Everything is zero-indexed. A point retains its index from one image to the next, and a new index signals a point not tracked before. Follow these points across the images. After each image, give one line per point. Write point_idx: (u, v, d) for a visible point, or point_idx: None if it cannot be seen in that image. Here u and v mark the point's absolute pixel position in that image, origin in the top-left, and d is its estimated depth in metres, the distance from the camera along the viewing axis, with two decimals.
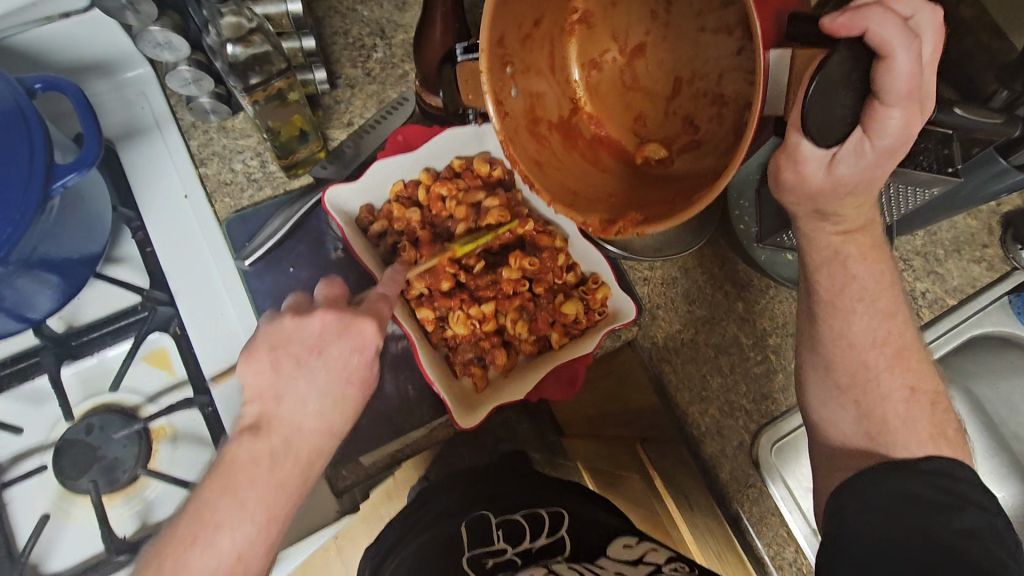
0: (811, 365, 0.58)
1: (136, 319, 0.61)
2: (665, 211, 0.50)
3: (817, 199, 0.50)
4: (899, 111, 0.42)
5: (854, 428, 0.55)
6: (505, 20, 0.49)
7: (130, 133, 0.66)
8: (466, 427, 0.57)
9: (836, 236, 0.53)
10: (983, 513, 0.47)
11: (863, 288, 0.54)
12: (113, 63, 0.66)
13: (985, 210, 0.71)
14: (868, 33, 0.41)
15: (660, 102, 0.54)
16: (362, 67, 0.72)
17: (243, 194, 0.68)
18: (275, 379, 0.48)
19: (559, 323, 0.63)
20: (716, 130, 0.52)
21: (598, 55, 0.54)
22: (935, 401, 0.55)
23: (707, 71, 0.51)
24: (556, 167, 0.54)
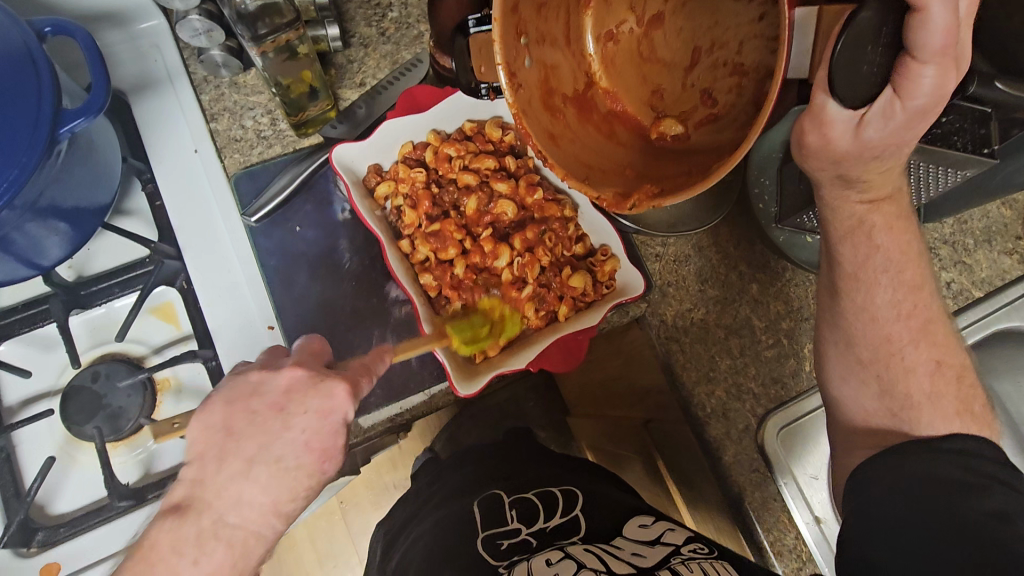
0: (832, 341, 0.56)
1: (143, 272, 0.61)
2: (685, 182, 0.45)
3: (841, 164, 0.47)
4: (933, 69, 0.39)
5: (874, 402, 0.54)
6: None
7: (143, 85, 0.66)
8: (465, 393, 0.55)
9: (861, 206, 0.51)
10: (1010, 490, 0.46)
11: (888, 257, 0.52)
12: (127, 12, 0.65)
13: (1022, 202, 0.75)
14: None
15: (677, 73, 0.50)
16: (377, 26, 0.69)
17: (253, 151, 0.67)
18: (223, 444, 0.44)
19: (566, 294, 0.59)
20: (734, 105, 0.48)
21: (614, 25, 0.50)
22: (961, 375, 0.53)
23: (727, 38, 0.47)
24: (570, 139, 0.49)
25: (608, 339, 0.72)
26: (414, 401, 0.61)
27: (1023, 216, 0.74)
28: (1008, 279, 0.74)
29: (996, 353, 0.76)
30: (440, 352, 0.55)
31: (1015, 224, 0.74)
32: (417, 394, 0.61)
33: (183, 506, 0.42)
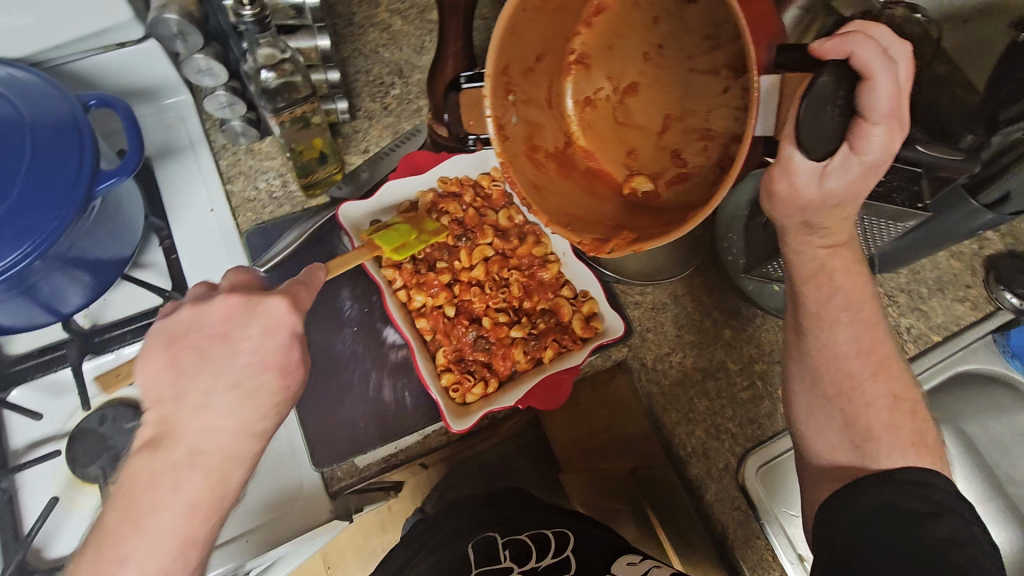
0: (799, 376, 0.59)
1: (157, 319, 0.66)
2: (661, 230, 0.51)
3: (806, 211, 0.52)
4: (882, 129, 0.45)
5: (840, 434, 0.55)
6: (512, 53, 0.52)
7: (167, 151, 0.73)
8: (457, 430, 0.58)
9: (822, 249, 0.55)
10: (960, 518, 0.48)
11: (848, 297, 0.56)
12: (158, 90, 0.73)
13: (969, 254, 0.82)
14: (851, 57, 0.44)
15: (651, 137, 0.56)
16: (381, 101, 0.78)
17: (264, 211, 0.73)
18: (176, 378, 0.46)
19: (549, 338, 0.64)
20: (701, 166, 0.54)
21: (593, 93, 0.57)
22: (915, 410, 0.55)
23: (696, 108, 0.53)
24: (552, 189, 0.57)
25: (594, 388, 0.76)
26: (408, 441, 0.65)
27: (971, 266, 0.81)
28: (961, 324, 0.79)
29: (958, 397, 0.81)
30: (433, 391, 0.59)
31: (963, 274, 0.81)
32: (411, 434, 0.64)
33: (155, 438, 0.45)
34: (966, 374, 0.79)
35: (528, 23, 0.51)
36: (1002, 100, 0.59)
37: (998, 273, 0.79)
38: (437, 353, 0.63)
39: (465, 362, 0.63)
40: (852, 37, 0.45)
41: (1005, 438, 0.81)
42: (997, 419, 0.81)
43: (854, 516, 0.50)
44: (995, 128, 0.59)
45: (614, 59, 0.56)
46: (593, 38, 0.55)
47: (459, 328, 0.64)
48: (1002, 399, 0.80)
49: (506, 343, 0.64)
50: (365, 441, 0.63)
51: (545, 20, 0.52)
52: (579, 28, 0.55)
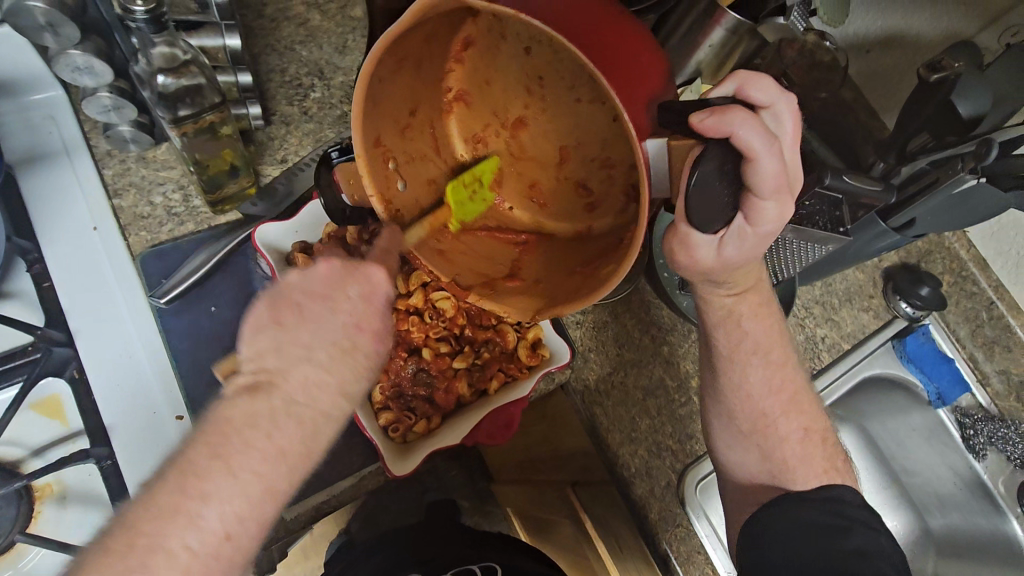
0: (715, 411, 0.60)
1: (26, 362, 0.55)
2: (578, 285, 0.48)
3: (711, 276, 0.52)
4: (771, 202, 0.45)
5: (758, 466, 0.58)
6: (378, 121, 0.48)
7: (32, 158, 0.61)
8: (398, 474, 0.54)
9: (728, 298, 0.55)
10: (870, 531, 0.50)
11: (756, 341, 0.57)
12: (19, 84, 0.61)
13: (871, 266, 0.88)
14: (733, 137, 0.41)
15: (550, 169, 0.54)
16: (299, 106, 0.71)
17: (162, 229, 0.63)
18: (274, 341, 0.35)
19: (495, 367, 0.61)
20: (608, 192, 0.52)
21: (479, 131, 0.54)
22: (825, 438, 0.59)
23: (589, 139, 0.50)
24: (457, 246, 0.54)
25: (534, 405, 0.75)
26: (342, 485, 0.59)
27: (872, 278, 0.87)
28: (868, 331, 0.86)
29: (864, 399, 0.86)
30: (373, 433, 0.54)
31: (867, 285, 0.87)
32: (346, 477, 0.59)
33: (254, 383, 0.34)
34: (871, 378, 0.85)
35: (387, 88, 0.47)
36: (911, 132, 0.64)
37: (895, 284, 0.86)
38: (375, 389, 0.58)
39: (406, 398, 0.59)
40: (731, 112, 0.40)
41: (900, 434, 0.88)
42: (895, 418, 0.88)
43: (785, 533, 0.51)
44: (904, 158, 0.65)
45: (494, 93, 0.52)
46: (467, 73, 0.51)
47: (397, 358, 0.60)
48: (898, 400, 0.87)
49: (448, 374, 0.60)
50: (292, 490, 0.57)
51: (406, 73, 0.48)
52: (449, 66, 0.51)
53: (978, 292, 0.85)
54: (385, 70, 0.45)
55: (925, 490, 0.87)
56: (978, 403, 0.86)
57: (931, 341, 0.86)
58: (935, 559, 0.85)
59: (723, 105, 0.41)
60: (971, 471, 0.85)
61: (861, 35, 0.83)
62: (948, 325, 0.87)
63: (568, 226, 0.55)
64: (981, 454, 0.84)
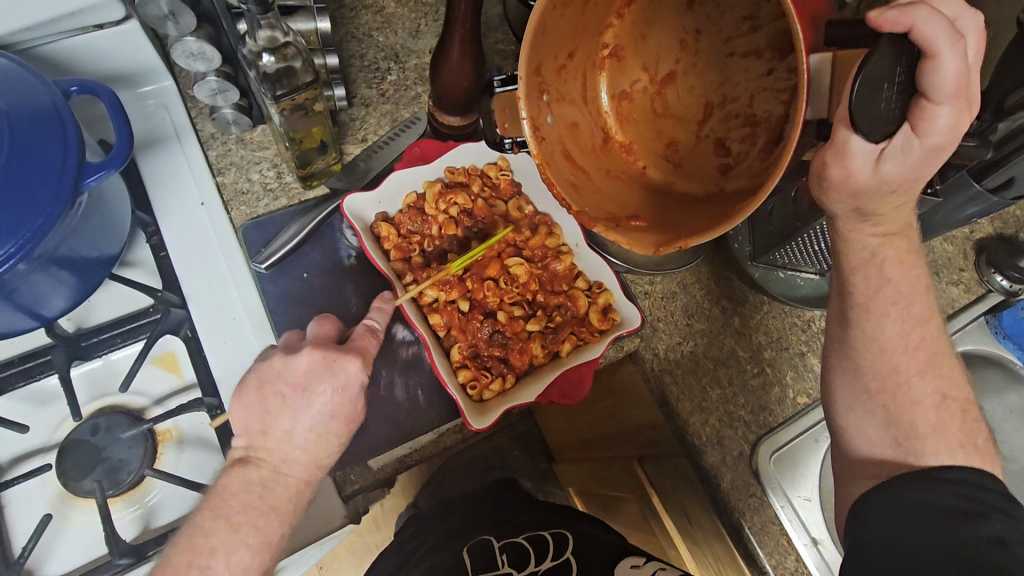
0: (840, 369, 0.58)
1: (148, 321, 0.63)
2: (700, 225, 0.46)
3: (858, 197, 0.49)
4: (947, 110, 0.41)
5: (886, 447, 0.55)
6: (544, 49, 0.46)
7: (149, 142, 0.69)
8: (478, 428, 0.56)
9: (874, 237, 0.52)
10: (1006, 518, 0.47)
11: (897, 290, 0.54)
12: (138, 76, 0.69)
13: (961, 238, 0.84)
14: (913, 31, 0.40)
15: (691, 128, 0.51)
16: (377, 88, 0.75)
17: (259, 203, 0.69)
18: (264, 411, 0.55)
19: (567, 330, 0.62)
20: (748, 152, 0.48)
21: (628, 86, 0.52)
22: (966, 409, 0.55)
23: (738, 93, 0.48)
24: (591, 191, 0.51)
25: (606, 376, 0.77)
26: (422, 439, 0.62)
27: (962, 251, 0.83)
28: (958, 306, 0.81)
29: None
30: (451, 387, 0.57)
31: (956, 257, 0.83)
32: (426, 432, 0.62)
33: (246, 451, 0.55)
34: (962, 355, 0.81)
35: (559, 19, 0.45)
36: None
37: (989, 256, 0.81)
38: (453, 349, 0.61)
39: (481, 358, 0.62)
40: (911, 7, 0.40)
41: (997, 417, 0.83)
42: (991, 399, 0.82)
43: (895, 514, 0.50)
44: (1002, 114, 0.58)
45: (648, 48, 0.50)
46: (627, 29, 0.50)
47: (473, 320, 0.63)
48: (992, 379, 0.82)
49: (522, 337, 0.62)
50: (376, 444, 0.61)
51: (575, 13, 0.46)
52: (610, 20, 0.50)
53: None
54: None
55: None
56: None
57: None
58: None
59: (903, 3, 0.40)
60: None
61: None
62: None
63: (695, 185, 0.52)
64: None
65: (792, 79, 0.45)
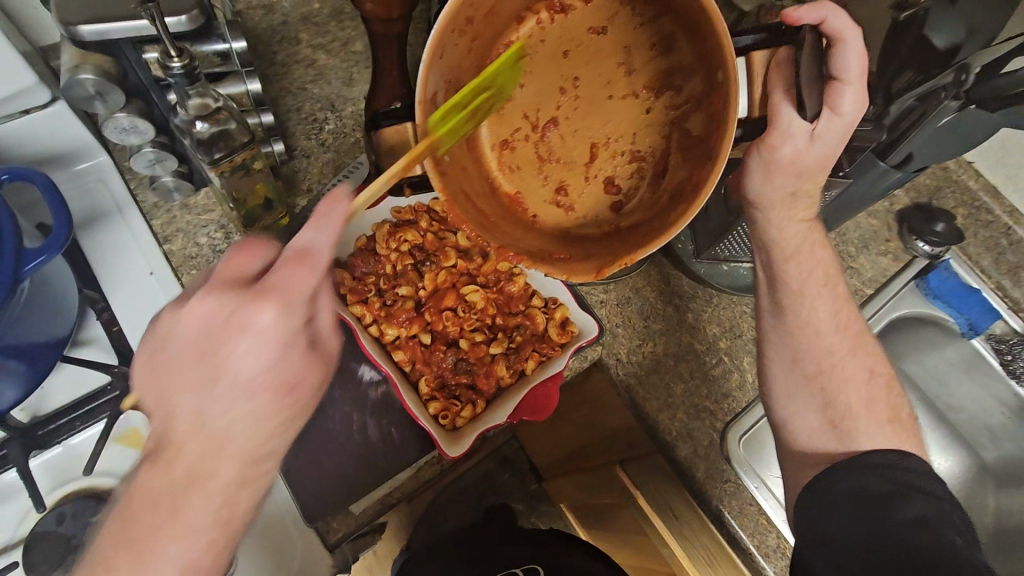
0: (778, 357, 0.61)
1: (107, 398, 0.61)
2: (626, 246, 0.49)
3: (798, 176, 0.53)
4: (855, 87, 0.48)
5: (820, 430, 0.59)
6: (439, 75, 0.46)
7: (91, 220, 0.68)
8: (454, 456, 0.58)
9: (803, 223, 0.58)
10: (929, 498, 0.51)
11: (825, 272, 0.60)
12: (72, 155, 0.68)
13: (883, 211, 0.89)
14: (824, 23, 0.46)
15: (577, 170, 0.53)
16: (317, 139, 0.77)
17: (209, 266, 0.69)
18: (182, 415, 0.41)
19: (529, 348, 0.64)
20: (638, 187, 0.53)
21: (509, 135, 0.53)
22: (890, 385, 0.61)
23: (621, 133, 0.52)
24: (498, 235, 0.51)
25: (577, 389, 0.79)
26: (400, 477, 0.64)
27: (886, 223, 0.88)
28: (890, 274, 0.86)
29: (898, 345, 0.88)
30: (424, 421, 0.58)
31: (882, 230, 0.88)
32: (403, 470, 0.63)
33: (157, 448, 0.42)
34: (900, 319, 0.86)
35: (450, 48, 0.46)
36: (895, 72, 0.67)
37: (910, 225, 0.87)
38: (421, 383, 0.63)
39: (450, 388, 0.63)
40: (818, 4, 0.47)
41: (940, 372, 0.90)
42: (932, 357, 0.89)
43: (837, 507, 0.53)
44: (892, 97, 0.66)
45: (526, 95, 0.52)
46: None
47: (438, 351, 0.64)
48: (930, 338, 0.88)
49: (486, 361, 0.64)
50: (357, 487, 0.62)
51: (463, 48, 0.47)
52: (486, 69, 0.52)
53: (993, 220, 0.88)
54: (458, 25, 0.45)
55: (975, 425, 0.89)
56: (1011, 329, 0.85)
57: (954, 276, 0.86)
58: (995, 488, 0.88)
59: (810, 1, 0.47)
60: (1016, 397, 0.85)
61: None
62: (971, 257, 0.87)
63: (592, 227, 0.54)
64: (1023, 379, 0.84)
65: (670, 115, 0.50)
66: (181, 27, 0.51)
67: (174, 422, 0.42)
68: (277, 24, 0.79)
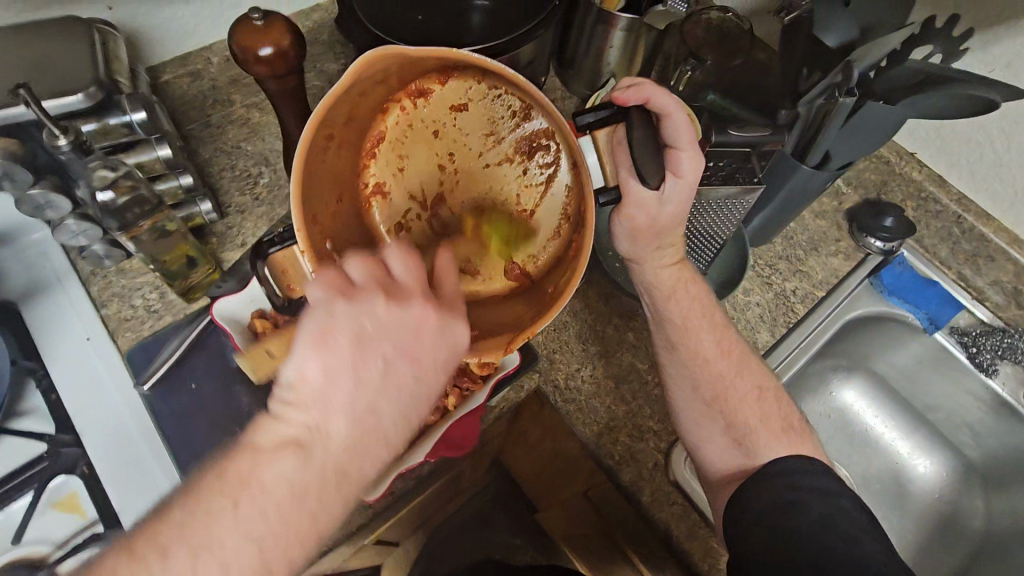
0: (680, 387, 0.65)
1: (39, 468, 0.63)
2: (540, 309, 0.52)
3: (657, 236, 0.61)
4: (686, 152, 0.55)
5: (728, 451, 0.62)
6: (313, 197, 0.51)
7: (32, 291, 0.71)
8: (372, 499, 0.57)
9: (667, 270, 0.64)
10: (822, 499, 0.54)
11: (701, 306, 0.65)
12: (14, 231, 0.72)
13: (832, 211, 0.87)
14: (650, 102, 0.53)
15: (472, 237, 0.57)
16: (251, 194, 0.79)
17: (144, 326, 0.70)
18: (348, 369, 0.40)
19: (451, 383, 0.64)
20: (536, 245, 0.58)
21: (401, 217, 0.57)
22: (779, 396, 0.65)
23: (506, 196, 0.57)
24: None
25: (535, 417, 0.80)
26: None
27: (834, 222, 0.86)
28: (841, 274, 0.84)
29: (860, 348, 0.87)
30: None
31: (830, 230, 0.86)
32: None
33: (298, 436, 0.39)
34: (857, 320, 0.83)
35: (321, 159, 0.51)
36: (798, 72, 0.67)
37: (859, 223, 0.85)
38: None
39: None
40: (642, 86, 0.53)
41: (909, 370, 0.87)
42: (898, 354, 0.86)
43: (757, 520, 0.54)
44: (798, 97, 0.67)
45: (410, 176, 0.57)
46: (381, 166, 0.56)
47: None
48: (894, 335, 0.85)
49: None
50: None
51: (331, 156, 0.53)
52: (365, 162, 0.56)
53: (941, 210, 0.85)
54: (324, 134, 0.50)
55: (956, 423, 0.85)
56: (976, 319, 0.82)
57: (909, 269, 0.84)
58: (983, 490, 0.84)
59: (633, 82, 0.53)
60: (989, 390, 0.80)
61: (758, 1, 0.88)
62: (929, 249, 0.85)
63: (500, 284, 0.58)
64: (991, 370, 0.79)
65: (544, 175, 0.57)
66: (81, 104, 0.55)
67: (323, 416, 0.40)
68: (206, 89, 0.81)
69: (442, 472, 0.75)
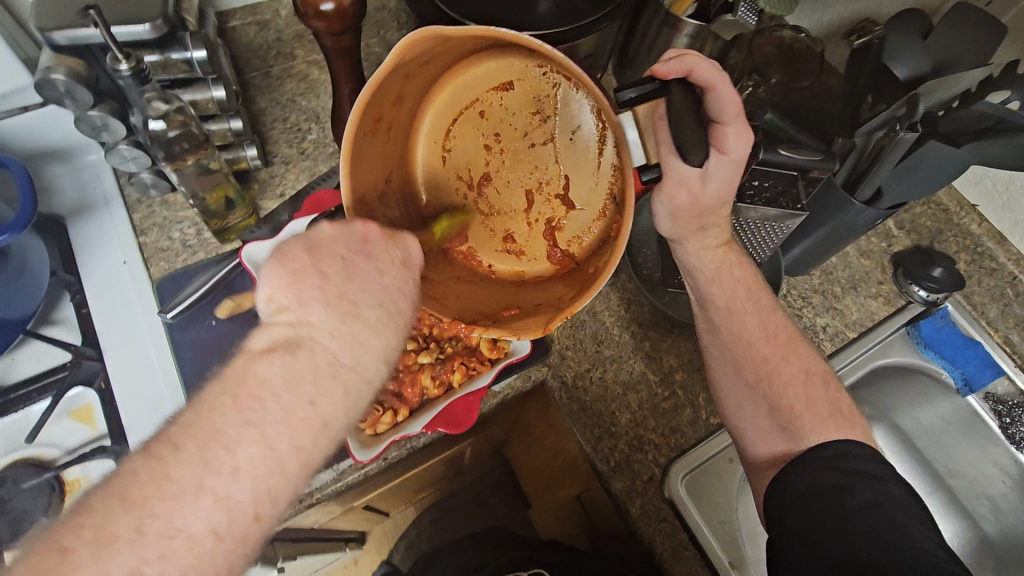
0: (722, 370, 0.63)
1: (57, 378, 0.66)
2: (581, 286, 0.54)
3: (702, 216, 0.58)
4: (733, 129, 0.51)
5: (773, 441, 0.58)
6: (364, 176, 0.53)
7: (79, 209, 0.74)
8: (362, 460, 0.58)
9: (716, 249, 0.62)
10: (872, 483, 0.49)
11: (747, 291, 0.61)
12: (72, 150, 0.75)
13: (879, 252, 0.84)
14: (691, 74, 0.50)
15: (520, 215, 0.61)
16: (297, 147, 0.81)
17: (177, 258, 0.73)
18: (315, 272, 0.39)
19: (457, 360, 0.64)
20: (583, 227, 0.59)
21: (448, 197, 0.61)
22: (828, 380, 0.59)
23: (550, 177, 0.60)
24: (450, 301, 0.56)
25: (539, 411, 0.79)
26: (323, 479, 0.63)
27: (880, 263, 0.83)
28: (877, 318, 0.80)
29: (886, 397, 0.83)
30: None
31: (874, 271, 0.82)
32: (326, 471, 0.63)
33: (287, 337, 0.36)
34: (886, 367, 0.79)
35: (370, 145, 0.54)
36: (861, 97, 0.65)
37: (905, 268, 0.81)
38: None
39: None
40: (685, 57, 0.50)
41: (933, 429, 0.83)
42: (927, 411, 0.83)
43: (800, 508, 0.50)
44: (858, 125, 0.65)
45: (457, 157, 0.60)
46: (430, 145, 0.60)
47: None
48: (923, 389, 0.82)
49: (412, 369, 0.64)
50: None
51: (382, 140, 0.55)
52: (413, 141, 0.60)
53: (996, 268, 0.81)
54: (369, 123, 0.52)
55: (976, 493, 0.81)
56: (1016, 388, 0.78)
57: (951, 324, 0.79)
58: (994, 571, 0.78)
59: (678, 53, 0.50)
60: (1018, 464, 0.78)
61: (834, 24, 0.85)
62: (976, 306, 0.81)
63: (545, 265, 0.61)
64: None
65: (591, 159, 0.58)
66: (146, 35, 0.58)
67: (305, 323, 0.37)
68: (272, 41, 0.82)
69: (441, 447, 0.76)
